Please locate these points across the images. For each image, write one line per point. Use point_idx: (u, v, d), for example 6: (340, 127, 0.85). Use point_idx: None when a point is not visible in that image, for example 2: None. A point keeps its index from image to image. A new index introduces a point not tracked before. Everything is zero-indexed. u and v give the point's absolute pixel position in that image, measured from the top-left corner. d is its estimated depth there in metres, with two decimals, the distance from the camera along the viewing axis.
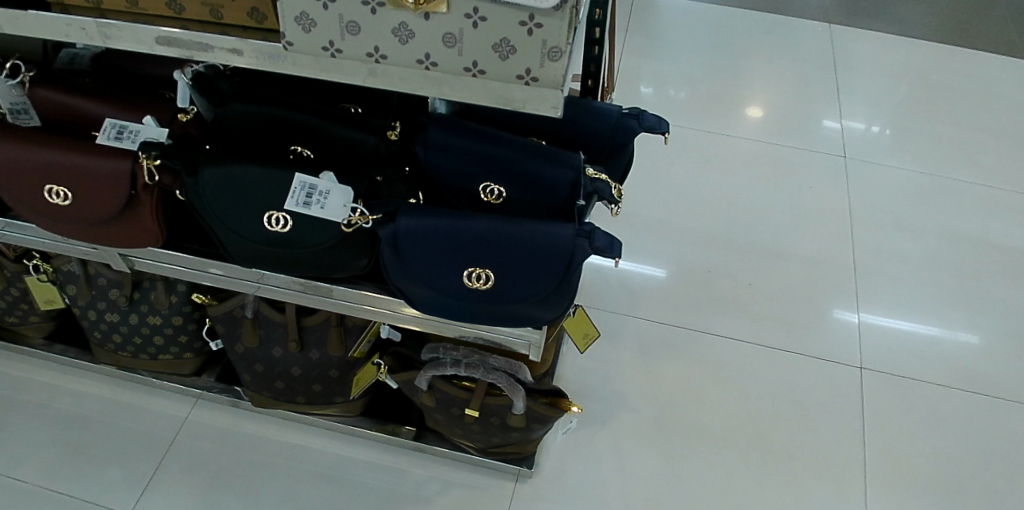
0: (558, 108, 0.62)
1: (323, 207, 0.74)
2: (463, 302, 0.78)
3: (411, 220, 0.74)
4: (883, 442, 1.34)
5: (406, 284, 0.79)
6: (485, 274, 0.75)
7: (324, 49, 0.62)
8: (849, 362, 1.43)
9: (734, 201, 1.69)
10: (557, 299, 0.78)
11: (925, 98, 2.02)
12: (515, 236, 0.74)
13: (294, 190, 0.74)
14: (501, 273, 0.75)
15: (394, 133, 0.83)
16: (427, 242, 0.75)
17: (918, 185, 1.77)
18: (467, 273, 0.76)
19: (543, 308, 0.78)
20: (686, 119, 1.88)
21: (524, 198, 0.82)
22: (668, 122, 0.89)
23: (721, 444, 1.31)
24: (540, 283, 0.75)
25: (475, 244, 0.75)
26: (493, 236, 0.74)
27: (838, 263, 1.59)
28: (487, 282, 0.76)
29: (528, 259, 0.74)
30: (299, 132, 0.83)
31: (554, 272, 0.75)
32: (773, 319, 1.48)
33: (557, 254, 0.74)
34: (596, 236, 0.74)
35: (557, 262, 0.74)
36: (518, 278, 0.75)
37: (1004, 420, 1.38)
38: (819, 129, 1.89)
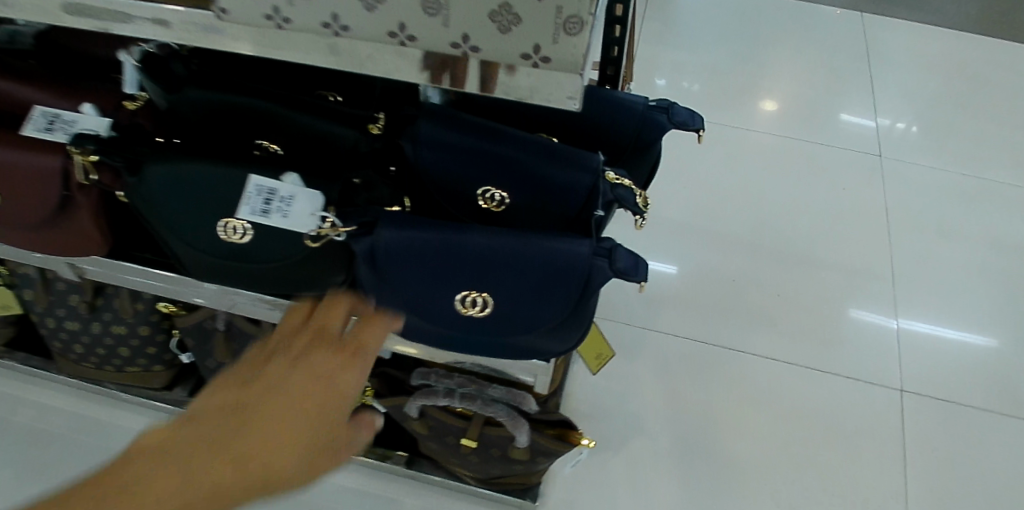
0: (576, 98, 0.49)
1: (285, 215, 0.62)
2: (457, 331, 0.65)
3: (393, 234, 0.61)
4: (927, 475, 1.20)
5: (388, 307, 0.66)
6: (483, 299, 0.63)
7: (268, 18, 0.49)
8: (886, 383, 1.30)
9: (760, 203, 1.55)
10: (570, 326, 0.65)
11: (965, 94, 1.87)
12: (520, 254, 0.61)
13: (249, 196, 0.63)
14: (503, 298, 0.63)
15: (377, 126, 0.69)
16: (412, 261, 0.62)
17: (961, 186, 1.62)
18: (461, 297, 0.63)
19: (553, 337, 0.66)
20: (707, 112, 1.74)
21: (531, 205, 0.69)
22: (702, 117, 0.76)
23: (747, 474, 1.19)
24: (549, 310, 0.63)
25: (472, 264, 0.62)
26: (494, 254, 0.61)
27: (874, 273, 1.45)
28: (486, 308, 0.63)
29: (535, 282, 0.62)
30: (265, 124, 0.71)
31: (567, 296, 0.62)
32: (802, 334, 1.35)
33: (571, 277, 0.61)
34: (617, 254, 0.61)
35: (571, 287, 0.62)
36: (524, 305, 0.63)
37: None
38: (852, 125, 1.74)
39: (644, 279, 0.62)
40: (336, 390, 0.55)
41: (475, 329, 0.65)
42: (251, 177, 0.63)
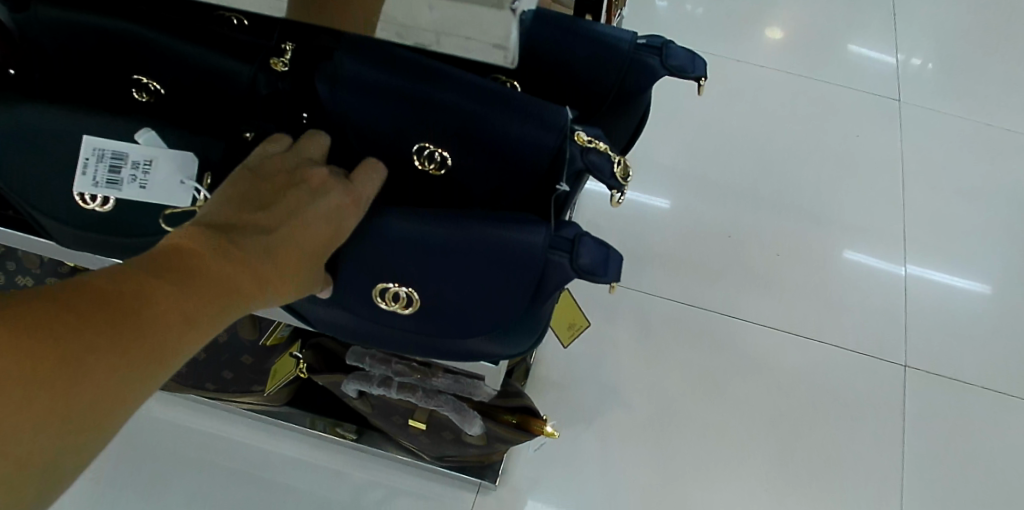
0: (501, 47, 0.41)
1: (145, 185, 0.52)
2: (380, 333, 0.55)
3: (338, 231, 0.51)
4: (927, 461, 1.11)
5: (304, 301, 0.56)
6: (407, 294, 0.52)
7: None
8: (890, 358, 1.19)
9: (762, 151, 1.39)
10: (521, 333, 0.54)
11: (998, 28, 1.66)
12: (458, 242, 0.50)
13: (87, 163, 0.51)
14: (434, 294, 0.52)
15: (281, 62, 0.55)
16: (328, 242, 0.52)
17: (989, 140, 1.46)
18: (381, 289, 0.53)
19: (501, 347, 0.55)
20: (714, 41, 1.54)
21: (481, 174, 0.55)
22: (705, 63, 0.60)
23: (731, 455, 1.09)
24: (491, 313, 0.52)
25: (398, 252, 0.51)
26: (426, 242, 0.51)
27: (885, 234, 1.31)
28: (410, 305, 0.53)
29: (477, 276, 0.51)
30: (141, 54, 0.55)
31: (513, 298, 0.51)
32: (800, 301, 1.22)
33: (519, 273, 0.50)
34: (580, 249, 0.49)
35: (519, 285, 0.50)
36: (462, 304, 0.52)
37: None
38: (871, 61, 1.55)
39: (616, 279, 0.50)
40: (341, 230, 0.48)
41: (398, 333, 0.54)
42: (85, 138, 0.51)
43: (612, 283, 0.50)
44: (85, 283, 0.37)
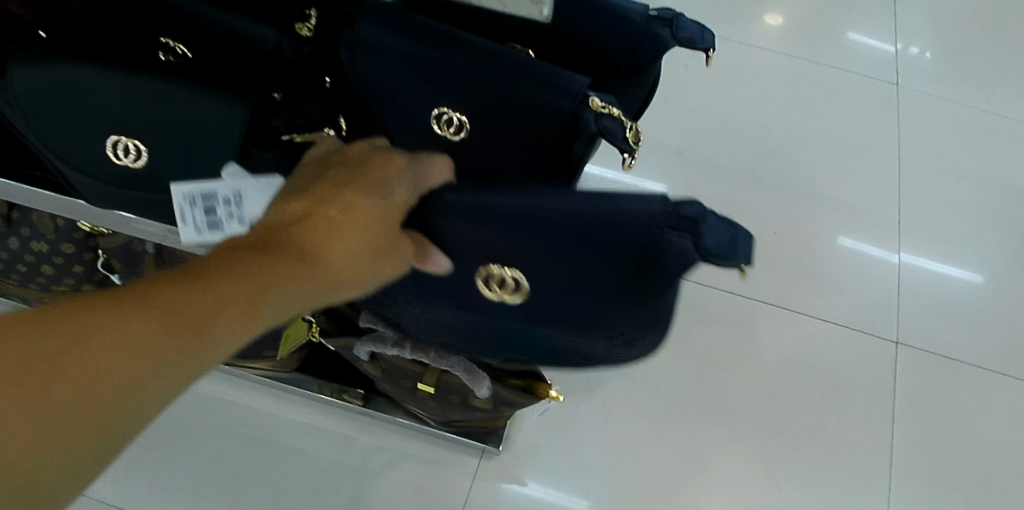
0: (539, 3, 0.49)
1: (243, 219, 0.52)
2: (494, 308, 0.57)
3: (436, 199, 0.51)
4: (916, 434, 1.15)
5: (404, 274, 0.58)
6: (512, 279, 0.53)
7: None
8: (882, 334, 1.22)
9: (761, 132, 1.42)
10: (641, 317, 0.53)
11: (993, 13, 1.68)
12: (561, 223, 0.48)
13: (184, 210, 0.51)
14: (540, 273, 0.52)
15: (306, 28, 0.58)
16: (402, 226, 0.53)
17: (984, 123, 1.49)
18: (486, 273, 0.54)
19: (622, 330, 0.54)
20: (718, 22, 1.55)
21: (519, 152, 0.58)
22: (714, 36, 0.61)
23: (728, 425, 1.12)
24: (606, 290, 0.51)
25: (495, 229, 0.50)
26: (524, 216, 0.49)
27: (878, 215, 1.34)
28: (522, 295, 0.54)
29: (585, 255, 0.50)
30: (169, 18, 0.57)
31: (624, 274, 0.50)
32: (796, 278, 1.25)
33: (627, 250, 0.48)
34: (703, 227, 0.45)
35: (629, 265, 0.49)
36: (583, 306, 0.53)
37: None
38: (867, 44, 1.57)
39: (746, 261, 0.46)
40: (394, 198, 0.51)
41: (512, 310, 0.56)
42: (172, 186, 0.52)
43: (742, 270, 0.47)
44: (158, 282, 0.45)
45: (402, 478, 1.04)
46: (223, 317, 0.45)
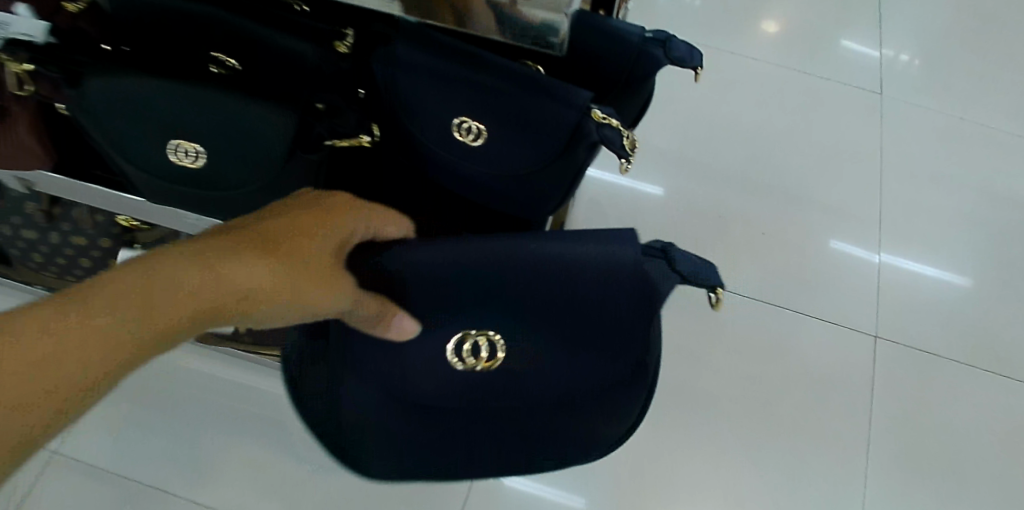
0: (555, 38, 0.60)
1: None
2: (493, 387, 0.64)
3: (408, 248, 0.61)
4: (891, 422, 1.23)
5: (395, 373, 0.64)
6: (485, 348, 0.63)
7: None
8: (862, 328, 1.30)
9: (752, 137, 1.50)
10: (631, 370, 0.64)
11: (979, 25, 1.76)
12: (558, 268, 0.60)
13: None
14: (523, 331, 0.63)
15: (344, 44, 0.65)
16: (405, 298, 0.62)
17: (963, 133, 1.57)
18: (463, 334, 0.63)
19: (613, 387, 0.65)
20: (713, 34, 1.64)
21: (538, 173, 0.68)
22: (702, 55, 0.70)
23: (715, 413, 1.21)
24: (598, 346, 0.63)
25: (491, 279, 0.61)
26: (524, 267, 0.61)
27: (861, 217, 1.42)
28: (501, 355, 0.64)
29: (567, 305, 0.61)
30: (222, 35, 0.65)
31: (614, 322, 0.61)
32: (782, 275, 1.34)
33: (619, 289, 0.60)
34: (674, 255, 0.61)
35: (619, 310, 0.61)
36: (545, 346, 0.63)
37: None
38: (856, 53, 1.66)
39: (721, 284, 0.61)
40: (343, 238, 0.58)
41: (512, 386, 0.64)
42: None
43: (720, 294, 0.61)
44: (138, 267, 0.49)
45: None
46: (173, 277, 0.48)
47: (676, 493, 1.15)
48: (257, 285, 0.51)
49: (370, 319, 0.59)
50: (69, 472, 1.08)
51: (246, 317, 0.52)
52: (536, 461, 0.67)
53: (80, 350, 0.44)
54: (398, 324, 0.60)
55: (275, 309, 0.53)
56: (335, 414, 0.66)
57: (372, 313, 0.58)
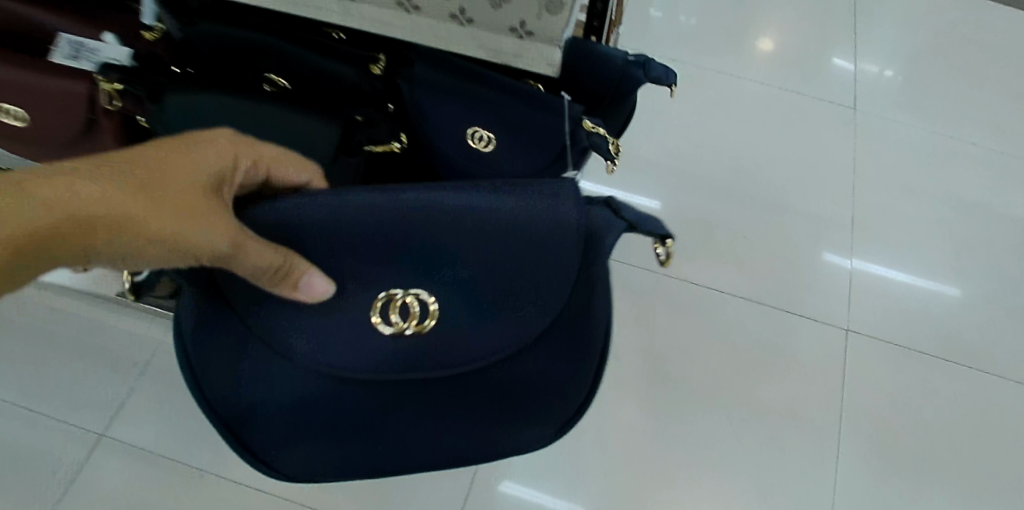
0: (552, 65, 0.73)
1: None
2: (425, 354, 0.67)
3: (341, 207, 0.65)
4: (862, 408, 1.34)
5: (328, 345, 0.66)
6: (418, 312, 0.67)
7: None
8: (834, 323, 1.41)
9: (735, 149, 1.62)
10: (573, 331, 0.70)
11: (947, 47, 1.90)
12: (498, 218, 0.67)
13: None
14: (466, 286, 0.67)
15: (377, 67, 0.79)
16: (336, 256, 0.66)
17: (932, 145, 1.69)
18: (389, 294, 0.66)
19: (559, 352, 0.70)
20: (698, 54, 1.77)
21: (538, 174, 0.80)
22: (677, 75, 0.82)
23: (699, 399, 1.32)
24: (538, 299, 0.68)
25: (433, 237, 0.66)
26: (467, 223, 0.66)
27: (836, 221, 1.54)
28: (432, 316, 0.67)
29: (509, 257, 0.67)
30: (275, 60, 0.78)
31: (553, 272, 0.68)
32: (762, 275, 1.45)
33: (560, 239, 0.67)
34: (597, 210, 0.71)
35: (559, 259, 0.68)
36: (488, 301, 0.68)
37: (989, 396, 1.38)
38: (832, 71, 1.79)
39: (670, 235, 0.72)
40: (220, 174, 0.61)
41: (454, 349, 0.67)
42: None
43: (669, 248, 0.72)
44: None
45: None
46: (37, 192, 0.50)
47: (666, 471, 1.26)
48: (103, 217, 0.53)
49: (264, 269, 0.61)
50: (115, 454, 1.18)
51: (97, 248, 0.53)
52: (487, 440, 0.71)
53: None
54: (307, 284, 0.64)
55: (131, 241, 0.55)
56: (256, 402, 0.68)
57: (262, 260, 0.61)
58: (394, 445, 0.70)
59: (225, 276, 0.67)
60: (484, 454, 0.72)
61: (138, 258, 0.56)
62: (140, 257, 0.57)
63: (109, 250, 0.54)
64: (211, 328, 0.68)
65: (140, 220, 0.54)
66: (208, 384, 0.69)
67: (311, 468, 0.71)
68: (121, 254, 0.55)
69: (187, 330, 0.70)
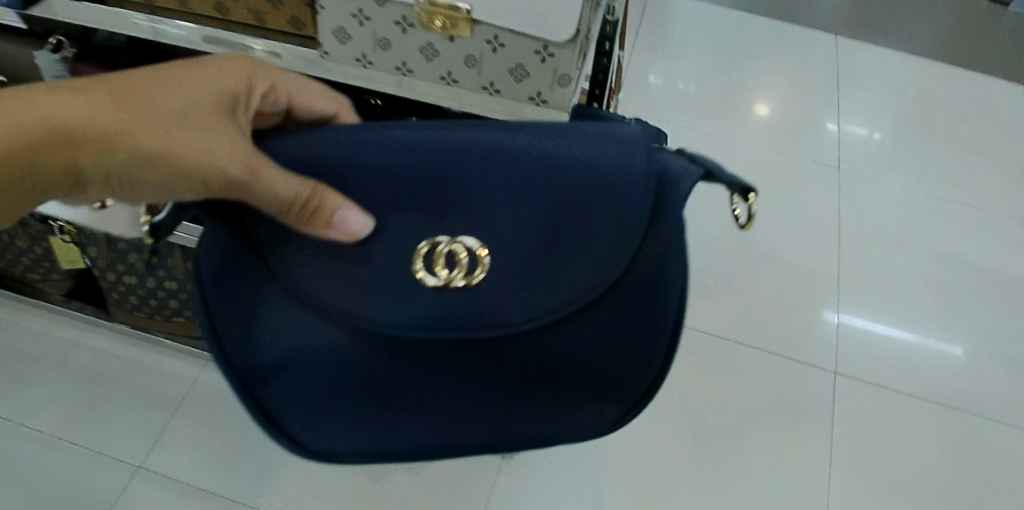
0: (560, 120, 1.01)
1: None
2: (472, 306, 0.65)
3: (381, 152, 0.64)
4: (856, 446, 1.40)
5: (364, 294, 0.65)
6: (462, 259, 0.64)
7: (398, 68, 1.03)
8: (823, 366, 1.50)
9: (727, 204, 1.75)
10: (637, 292, 0.67)
11: (924, 114, 2.05)
12: (550, 163, 0.64)
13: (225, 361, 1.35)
14: (515, 238, 0.64)
15: None
16: (369, 199, 0.64)
17: (913, 203, 1.81)
18: (431, 243, 0.64)
19: (619, 313, 0.68)
20: (691, 119, 1.91)
21: None
22: (667, 136, 0.96)
23: (697, 433, 1.40)
24: (593, 251, 0.65)
25: (479, 184, 0.63)
26: (518, 170, 0.64)
27: (824, 270, 1.65)
28: (482, 266, 0.64)
29: (562, 206, 0.64)
30: None
31: (618, 225, 0.64)
32: (756, 320, 1.55)
33: (621, 186, 0.64)
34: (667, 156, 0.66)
35: (626, 211, 0.64)
36: (538, 253, 0.64)
37: (978, 436, 1.44)
38: (817, 135, 1.93)
39: (755, 189, 0.62)
40: (230, 88, 0.71)
41: (505, 303, 0.65)
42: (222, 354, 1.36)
43: (752, 204, 0.62)
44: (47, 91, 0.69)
45: (439, 471, 1.32)
46: (79, 95, 0.68)
47: (670, 504, 1.32)
48: (93, 127, 0.67)
49: (287, 203, 0.62)
50: (151, 483, 1.26)
51: (98, 160, 0.68)
52: (534, 413, 0.71)
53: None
54: (341, 220, 0.62)
55: (123, 153, 0.67)
56: (290, 356, 0.68)
57: (281, 188, 0.62)
58: (440, 405, 0.69)
59: (262, 221, 0.67)
60: (533, 428, 0.71)
61: (141, 176, 0.69)
62: (142, 174, 0.69)
63: (109, 163, 0.68)
64: (241, 275, 0.68)
65: (147, 119, 0.67)
66: (233, 335, 0.68)
67: (345, 435, 0.69)
68: (122, 167, 0.68)
69: (218, 277, 0.68)
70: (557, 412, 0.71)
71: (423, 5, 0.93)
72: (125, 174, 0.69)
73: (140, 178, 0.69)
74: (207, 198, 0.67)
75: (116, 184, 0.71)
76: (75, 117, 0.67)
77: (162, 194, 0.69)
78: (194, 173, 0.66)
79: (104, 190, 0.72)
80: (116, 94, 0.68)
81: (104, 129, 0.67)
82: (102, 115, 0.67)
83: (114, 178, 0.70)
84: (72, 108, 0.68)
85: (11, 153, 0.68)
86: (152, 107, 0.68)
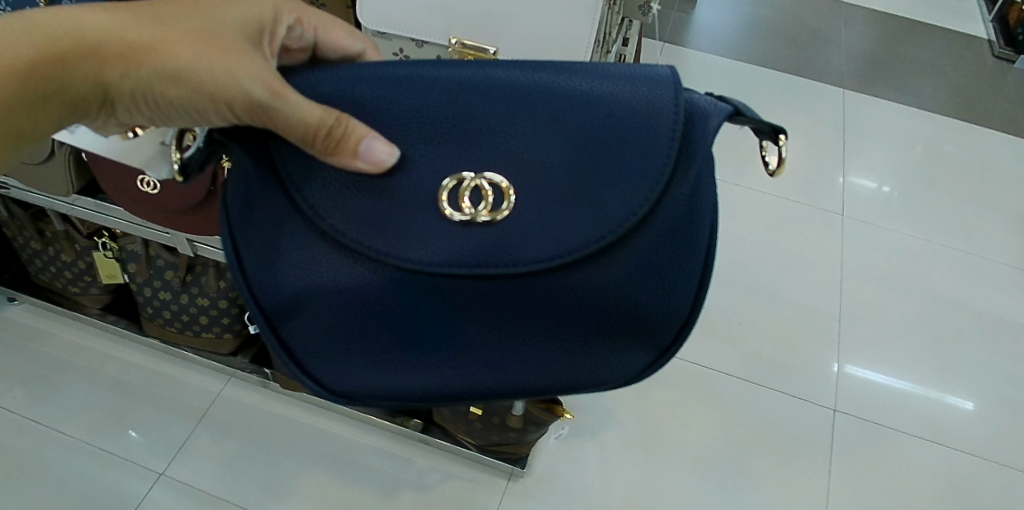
0: None
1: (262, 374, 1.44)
2: (502, 243, 0.62)
3: (406, 88, 0.64)
4: (852, 481, 1.44)
5: (390, 226, 0.63)
6: (484, 195, 0.62)
7: None
8: (824, 404, 1.54)
9: (732, 246, 1.82)
10: (677, 223, 0.64)
11: (928, 165, 2.12)
12: (578, 99, 0.64)
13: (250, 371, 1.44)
14: (544, 174, 0.62)
15: None
16: (392, 129, 0.63)
17: (915, 248, 1.87)
18: (457, 179, 0.62)
19: (654, 256, 0.65)
20: None
21: None
22: None
23: (696, 463, 1.44)
24: (625, 184, 0.62)
25: (507, 118, 0.63)
26: (546, 105, 0.63)
27: (827, 312, 1.70)
28: (507, 201, 0.62)
29: (593, 138, 0.63)
30: None
31: (654, 153, 0.63)
32: (760, 358, 1.60)
33: (653, 121, 0.63)
34: (693, 97, 0.65)
35: (658, 144, 0.63)
36: (566, 188, 0.62)
37: (976, 478, 1.47)
38: (823, 184, 2.01)
39: (784, 130, 0.63)
40: (254, 19, 0.69)
41: (531, 239, 0.62)
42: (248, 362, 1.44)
43: (782, 145, 0.62)
44: (76, 10, 0.68)
45: (447, 492, 1.36)
46: (106, 12, 0.67)
47: None
48: (115, 43, 0.66)
49: (311, 131, 0.61)
50: (171, 491, 1.32)
51: (124, 73, 0.67)
52: (568, 361, 0.67)
53: (25, 66, 0.68)
54: (368, 148, 0.62)
55: (148, 69, 0.66)
56: (306, 294, 0.65)
57: (302, 114, 0.61)
58: (468, 350, 0.66)
59: (280, 149, 0.65)
60: (564, 377, 0.67)
61: (165, 95, 0.67)
62: (166, 93, 0.67)
63: (135, 78, 0.67)
64: (270, 204, 0.65)
65: (170, 42, 0.66)
66: (255, 267, 0.66)
67: (362, 379, 0.67)
68: (147, 83, 0.67)
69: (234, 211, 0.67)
70: (593, 363, 0.67)
71: (455, 46, 1.05)
72: (151, 93, 0.68)
73: (164, 97, 0.67)
74: (233, 125, 0.65)
75: (140, 104, 0.69)
76: (102, 34, 0.67)
77: (184, 116, 0.67)
78: (214, 96, 0.64)
79: (131, 111, 0.70)
80: (144, 17, 0.67)
81: (129, 50, 0.66)
82: (128, 35, 0.66)
83: (139, 96, 0.68)
84: (99, 26, 0.67)
85: (35, 69, 0.68)
86: (175, 31, 0.66)
